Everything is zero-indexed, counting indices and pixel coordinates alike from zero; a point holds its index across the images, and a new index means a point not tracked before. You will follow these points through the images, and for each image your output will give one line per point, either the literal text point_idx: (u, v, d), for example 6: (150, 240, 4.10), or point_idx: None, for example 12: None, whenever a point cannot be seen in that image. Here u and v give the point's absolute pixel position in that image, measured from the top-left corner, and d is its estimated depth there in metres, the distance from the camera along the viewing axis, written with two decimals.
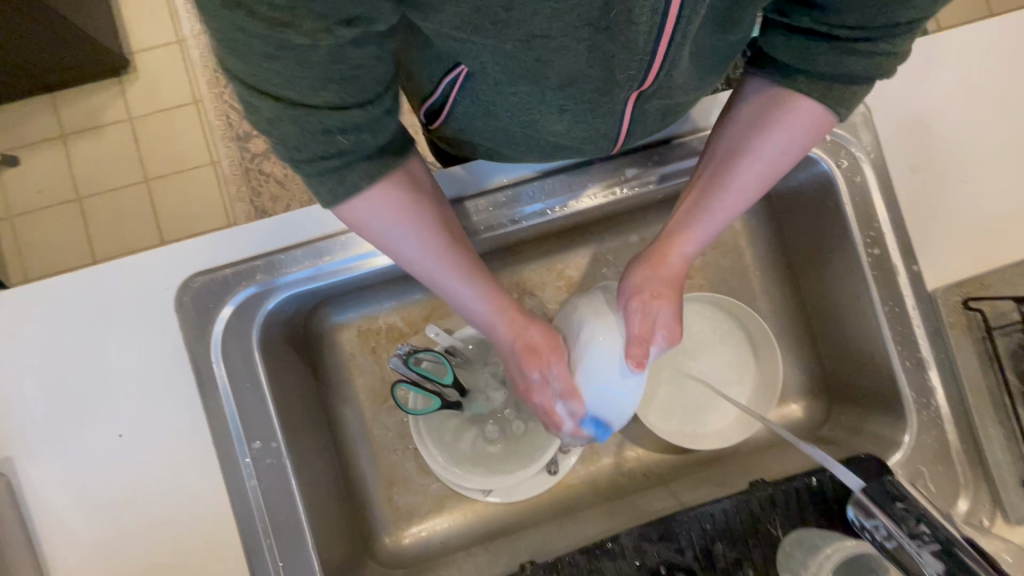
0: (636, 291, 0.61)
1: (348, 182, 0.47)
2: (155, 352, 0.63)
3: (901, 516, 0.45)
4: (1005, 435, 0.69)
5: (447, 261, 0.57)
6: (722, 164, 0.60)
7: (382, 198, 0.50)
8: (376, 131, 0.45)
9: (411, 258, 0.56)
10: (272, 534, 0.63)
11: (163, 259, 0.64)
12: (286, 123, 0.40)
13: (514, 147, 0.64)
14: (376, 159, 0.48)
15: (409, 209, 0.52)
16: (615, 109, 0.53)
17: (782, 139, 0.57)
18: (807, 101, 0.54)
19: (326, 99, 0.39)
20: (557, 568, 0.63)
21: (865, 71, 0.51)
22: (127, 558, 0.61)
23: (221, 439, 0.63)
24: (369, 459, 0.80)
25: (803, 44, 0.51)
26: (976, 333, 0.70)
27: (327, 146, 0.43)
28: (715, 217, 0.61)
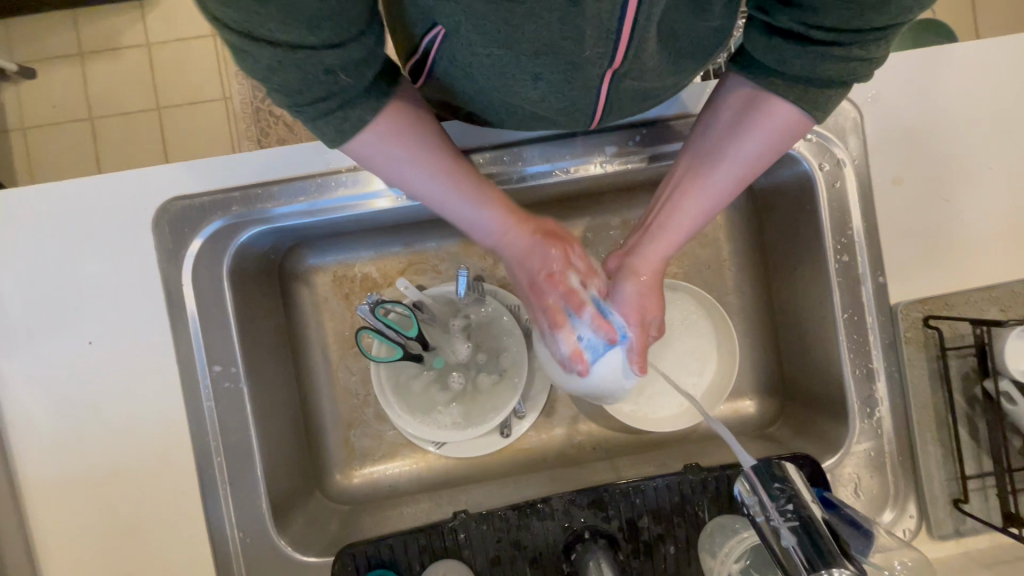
0: (625, 295, 0.64)
1: (351, 122, 0.49)
2: (128, 270, 0.66)
3: (775, 495, 0.47)
4: (942, 453, 0.70)
5: (459, 175, 0.58)
6: (700, 163, 0.61)
7: (385, 123, 0.52)
8: (370, 63, 0.46)
9: (426, 185, 0.57)
10: (222, 453, 0.66)
11: (143, 180, 0.66)
12: (287, 68, 0.42)
13: (494, 113, 0.65)
14: (371, 103, 0.50)
15: (413, 126, 0.54)
16: (590, 86, 0.54)
17: (759, 142, 0.58)
18: (782, 104, 0.55)
19: (320, 39, 0.40)
20: (488, 519, 0.67)
21: (838, 73, 0.51)
22: (86, 458, 0.65)
23: (183, 359, 0.66)
24: (331, 399, 0.84)
25: (781, 45, 0.52)
26: (932, 351, 0.70)
27: (327, 86, 0.45)
28: (693, 217, 0.63)
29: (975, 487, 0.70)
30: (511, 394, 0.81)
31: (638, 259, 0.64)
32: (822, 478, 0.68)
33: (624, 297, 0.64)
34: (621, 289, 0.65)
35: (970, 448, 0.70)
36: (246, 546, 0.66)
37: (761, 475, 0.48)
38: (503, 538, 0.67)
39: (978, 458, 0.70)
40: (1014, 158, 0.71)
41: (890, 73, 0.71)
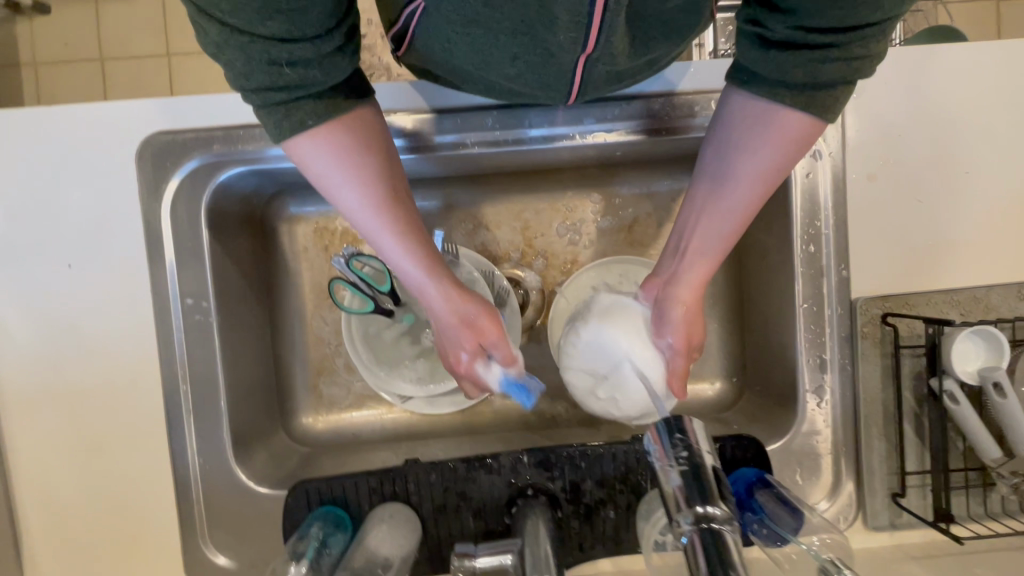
0: (674, 325, 0.63)
1: (292, 117, 0.46)
2: (111, 199, 0.68)
3: (674, 445, 0.38)
4: (886, 448, 0.72)
5: (384, 213, 0.51)
6: (718, 186, 0.58)
7: (327, 135, 0.48)
8: (331, 73, 0.45)
9: (346, 203, 0.51)
10: (189, 382, 0.69)
11: (130, 112, 0.67)
12: (233, 49, 0.41)
13: (473, 86, 0.66)
14: (320, 107, 0.46)
15: (364, 148, 0.49)
16: (564, 69, 0.56)
17: (774, 153, 0.54)
18: (791, 115, 0.52)
19: (269, 30, 0.40)
20: (438, 469, 0.69)
21: (841, 75, 0.49)
22: (59, 374, 0.68)
23: (157, 288, 0.68)
24: (303, 346, 0.86)
25: (781, 56, 0.49)
26: (887, 348, 0.71)
27: (273, 78, 0.43)
28: (722, 237, 0.59)
29: (915, 484, 0.72)
30: None
31: (675, 285, 0.62)
32: (764, 460, 0.70)
33: (673, 328, 0.63)
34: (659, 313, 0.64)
35: (913, 445, 0.71)
36: (206, 473, 0.70)
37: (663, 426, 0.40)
38: (450, 488, 0.69)
39: (920, 456, 0.71)
40: (992, 166, 0.71)
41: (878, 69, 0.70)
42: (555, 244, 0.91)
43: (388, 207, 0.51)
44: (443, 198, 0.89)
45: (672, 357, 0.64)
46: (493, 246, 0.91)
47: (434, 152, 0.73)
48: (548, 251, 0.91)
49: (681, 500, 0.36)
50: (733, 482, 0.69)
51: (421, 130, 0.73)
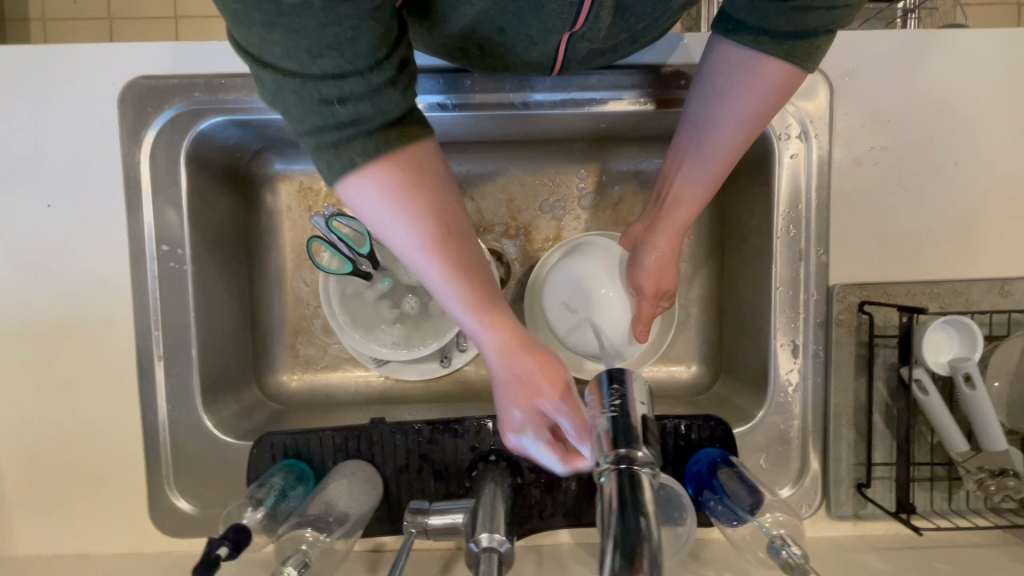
0: (648, 268, 0.70)
1: (341, 161, 0.42)
2: (92, 142, 0.68)
3: (609, 392, 0.40)
4: (855, 438, 0.71)
5: (437, 254, 0.46)
6: (699, 134, 0.61)
7: (381, 176, 0.43)
8: (385, 106, 0.41)
9: (399, 242, 0.46)
10: (161, 329, 0.70)
11: (115, 56, 0.67)
12: (287, 94, 0.39)
13: (461, 59, 0.66)
14: (373, 145, 0.42)
15: (420, 184, 0.44)
16: (548, 45, 0.58)
17: (754, 102, 0.57)
18: (771, 63, 0.54)
19: (322, 66, 0.37)
20: (402, 429, 0.70)
21: (823, 24, 0.51)
22: (34, 314, 0.69)
23: (134, 233, 0.69)
24: (282, 305, 0.87)
25: (765, 4, 0.51)
26: (862, 337, 0.70)
27: (326, 119, 0.40)
28: (704, 183, 0.63)
29: (882, 476, 0.71)
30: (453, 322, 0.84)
31: (656, 229, 0.68)
32: (729, 442, 0.70)
33: (647, 270, 0.70)
34: (638, 263, 0.70)
35: (882, 436, 0.71)
36: (173, 420, 0.70)
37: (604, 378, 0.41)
38: (413, 450, 0.70)
39: (888, 448, 0.71)
40: (982, 159, 0.70)
41: (871, 52, 0.69)
42: (539, 218, 0.91)
43: (445, 247, 0.46)
44: None
45: (642, 302, 0.72)
46: (477, 217, 0.90)
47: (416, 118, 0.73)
48: (532, 226, 0.91)
49: (607, 440, 0.36)
50: (696, 461, 0.69)
51: None
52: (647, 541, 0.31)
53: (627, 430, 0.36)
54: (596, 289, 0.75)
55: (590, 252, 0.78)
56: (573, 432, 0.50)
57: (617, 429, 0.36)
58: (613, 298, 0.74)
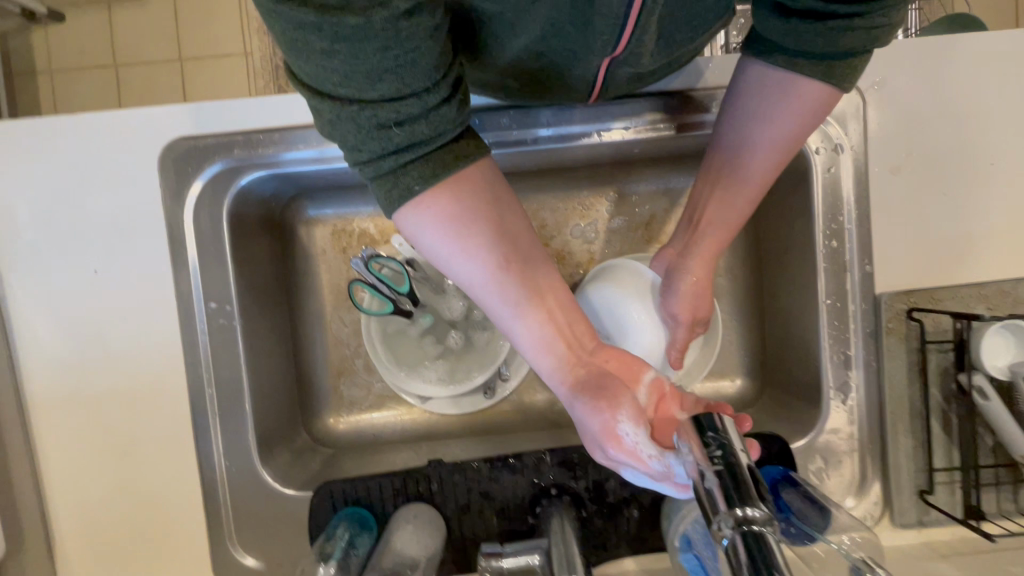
0: (681, 296, 0.68)
1: (401, 184, 0.41)
2: (135, 205, 0.69)
3: (708, 445, 0.39)
4: (913, 445, 0.71)
5: (503, 280, 0.46)
6: (732, 157, 0.60)
7: (441, 203, 0.43)
8: (441, 128, 0.40)
9: (463, 275, 0.46)
10: (214, 385, 0.70)
11: (152, 119, 0.68)
12: (345, 122, 0.38)
13: (494, 89, 0.66)
14: (430, 166, 0.41)
15: (478, 210, 0.44)
16: (589, 70, 0.57)
17: (791, 123, 0.56)
18: (809, 83, 0.53)
19: (382, 92, 0.37)
20: (460, 469, 0.70)
21: (861, 44, 0.49)
22: (88, 379, 0.69)
23: (182, 293, 0.69)
24: (323, 348, 0.87)
25: (800, 26, 0.49)
26: (912, 343, 0.70)
27: (385, 144, 0.39)
28: (740, 204, 0.62)
29: (943, 482, 0.70)
30: (496, 356, 0.84)
31: (689, 251, 0.66)
32: (787, 457, 0.70)
33: (679, 299, 0.68)
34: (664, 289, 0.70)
35: (941, 442, 0.70)
36: (232, 475, 0.70)
37: (696, 427, 0.40)
38: (473, 488, 0.70)
39: (948, 453, 0.70)
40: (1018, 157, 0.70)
41: (900, 60, 0.69)
42: (570, 243, 0.91)
43: (509, 269, 0.46)
44: None
45: (676, 331, 0.70)
46: None
47: None
48: (564, 250, 0.91)
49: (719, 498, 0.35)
50: None
51: None
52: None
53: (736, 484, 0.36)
54: (625, 313, 0.73)
55: (614, 274, 0.78)
56: (663, 460, 0.44)
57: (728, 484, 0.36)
58: (643, 321, 0.72)
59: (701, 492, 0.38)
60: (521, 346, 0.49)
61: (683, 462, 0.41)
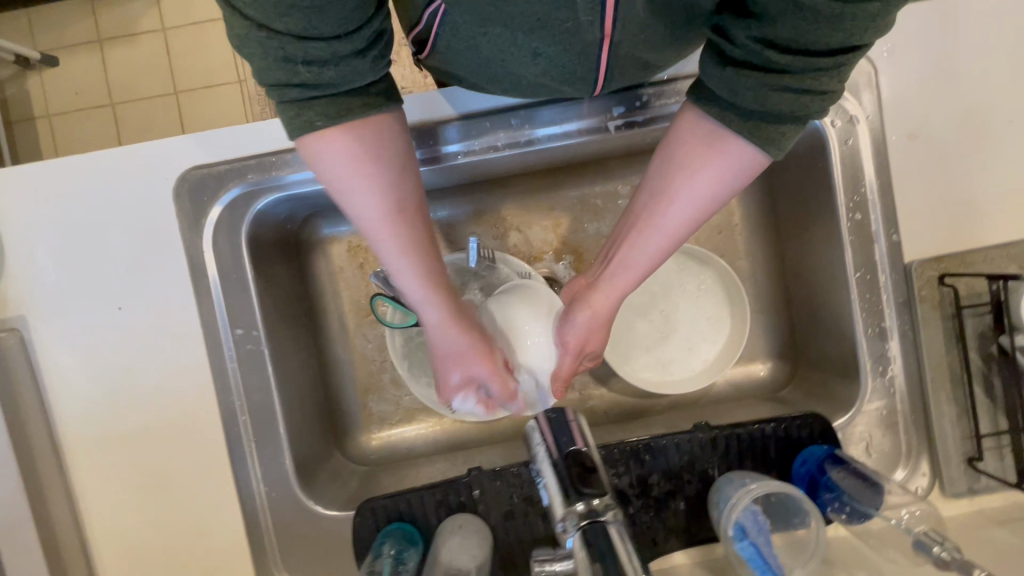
0: (575, 329, 0.61)
1: (303, 118, 0.44)
2: (153, 239, 0.68)
3: (562, 434, 0.38)
4: (957, 412, 0.69)
5: (394, 226, 0.50)
6: (651, 203, 0.55)
7: (344, 139, 0.45)
8: (349, 78, 0.42)
9: (356, 210, 0.49)
10: (247, 412, 0.70)
11: (164, 152, 0.68)
12: (251, 44, 0.39)
13: (498, 85, 0.63)
14: (333, 110, 0.44)
15: (376, 159, 0.47)
16: (588, 52, 0.53)
17: (714, 180, 0.52)
18: (740, 143, 0.50)
19: (289, 27, 0.37)
20: (500, 475, 0.69)
21: (790, 109, 0.46)
22: (120, 417, 0.69)
23: (208, 323, 0.69)
24: (349, 365, 0.86)
25: (734, 76, 0.46)
26: (947, 310, 0.69)
27: (290, 75, 0.41)
28: (648, 256, 0.57)
29: (992, 447, 0.69)
30: None
31: (595, 287, 0.60)
32: (832, 435, 0.68)
33: (575, 329, 0.61)
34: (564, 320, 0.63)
35: (987, 407, 0.69)
36: (273, 501, 0.70)
37: (552, 418, 0.39)
38: (517, 494, 0.69)
39: (994, 418, 0.69)
40: None
41: (908, 25, 0.68)
42: (587, 238, 0.90)
43: (400, 220, 0.50)
44: (471, 207, 0.89)
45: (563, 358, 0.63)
46: (526, 247, 0.90)
47: (458, 158, 0.72)
48: (581, 247, 0.90)
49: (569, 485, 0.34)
50: (802, 462, 0.68)
51: (443, 138, 0.72)
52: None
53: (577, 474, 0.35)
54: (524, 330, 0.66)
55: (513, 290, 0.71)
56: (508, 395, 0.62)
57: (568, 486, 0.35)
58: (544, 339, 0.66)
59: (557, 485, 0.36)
60: (399, 288, 0.54)
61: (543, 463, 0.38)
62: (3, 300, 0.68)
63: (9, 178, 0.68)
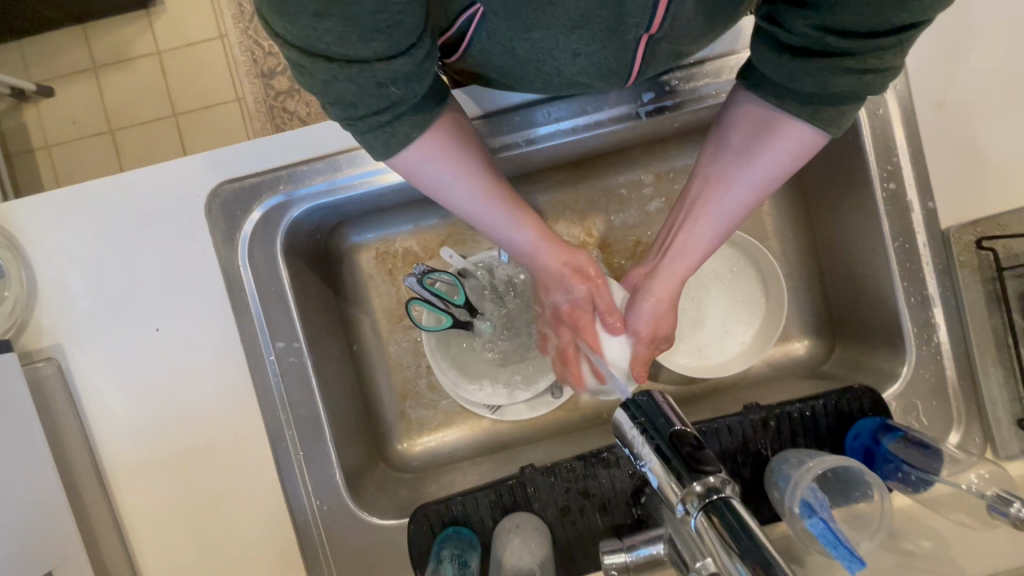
0: (642, 316, 0.63)
1: (398, 135, 0.48)
2: (187, 257, 0.68)
3: (657, 420, 0.39)
4: (1004, 374, 0.69)
5: (491, 198, 0.57)
6: (706, 188, 0.58)
7: (434, 145, 0.51)
8: (421, 82, 0.45)
9: (461, 202, 0.57)
10: (293, 425, 0.69)
11: (192, 169, 0.67)
12: (342, 82, 0.41)
13: (528, 85, 0.61)
14: (418, 119, 0.49)
15: (459, 149, 0.53)
16: (625, 48, 0.52)
17: (770, 164, 0.54)
18: (797, 126, 0.51)
19: (373, 52, 0.39)
20: (554, 471, 0.68)
21: (852, 88, 0.46)
22: (165, 439, 0.68)
23: (248, 338, 0.68)
24: (385, 373, 0.85)
25: (791, 62, 0.47)
26: (986, 273, 0.69)
27: (380, 100, 0.44)
28: (708, 238, 0.60)
29: None
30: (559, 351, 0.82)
31: (654, 276, 0.63)
32: (882, 407, 0.68)
33: (643, 317, 0.63)
34: (628, 311, 0.65)
35: None
36: (325, 514, 0.69)
37: (644, 407, 0.40)
38: (572, 488, 0.68)
39: None
40: None
41: None
42: (614, 228, 0.90)
43: (495, 191, 0.57)
44: None
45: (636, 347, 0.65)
46: None
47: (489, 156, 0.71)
48: (608, 238, 0.90)
49: (683, 473, 0.36)
50: (856, 436, 0.68)
51: None
52: (773, 558, 0.32)
53: (686, 459, 0.37)
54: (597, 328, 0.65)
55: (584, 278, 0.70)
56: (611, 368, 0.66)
57: (679, 463, 0.37)
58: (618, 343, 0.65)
59: (661, 472, 0.38)
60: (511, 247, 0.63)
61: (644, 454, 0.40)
62: (38, 330, 0.67)
63: (36, 205, 0.67)
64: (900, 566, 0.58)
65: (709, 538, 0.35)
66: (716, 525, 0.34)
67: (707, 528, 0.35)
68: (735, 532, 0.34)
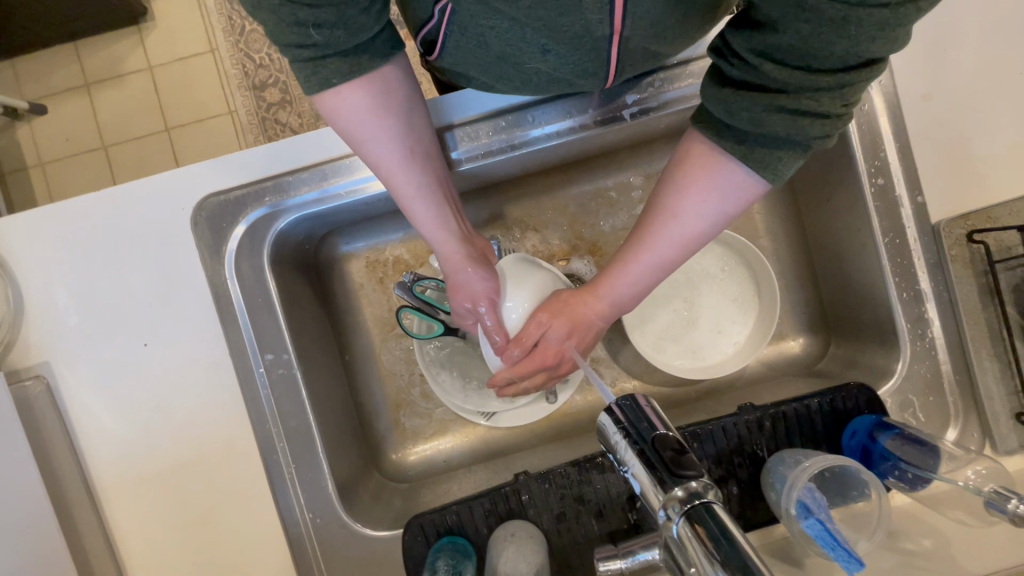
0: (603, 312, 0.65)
1: (321, 75, 0.48)
2: (173, 271, 0.67)
3: (638, 423, 0.39)
4: (1001, 368, 0.68)
5: (411, 163, 0.56)
6: (644, 226, 0.56)
7: (360, 93, 0.51)
8: (355, 33, 0.46)
9: (374, 156, 0.55)
10: (284, 438, 0.68)
11: (177, 182, 0.67)
12: (264, 10, 0.43)
13: (508, 84, 0.61)
14: (346, 66, 0.48)
15: (385, 104, 0.53)
16: (598, 49, 0.52)
17: (706, 205, 0.52)
18: (736, 168, 0.49)
19: None
20: (548, 478, 0.68)
21: (787, 131, 0.44)
22: (154, 455, 0.67)
23: (237, 351, 0.68)
24: (378, 383, 0.85)
25: (732, 96, 0.45)
26: (978, 267, 0.68)
27: (301, 38, 0.45)
28: (635, 282, 0.58)
29: None
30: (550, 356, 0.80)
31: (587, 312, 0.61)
32: (878, 404, 0.68)
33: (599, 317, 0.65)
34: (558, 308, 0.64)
35: None
36: (318, 527, 0.68)
37: (626, 410, 0.40)
38: (567, 494, 0.67)
39: None
40: None
41: None
42: (604, 231, 0.89)
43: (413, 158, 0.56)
44: (486, 211, 0.88)
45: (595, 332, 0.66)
46: (544, 246, 0.89)
47: (474, 161, 0.71)
48: (599, 241, 0.89)
49: (668, 482, 0.36)
50: (853, 434, 0.67)
51: (455, 142, 0.70)
52: (755, 560, 0.31)
53: (668, 464, 0.36)
54: None
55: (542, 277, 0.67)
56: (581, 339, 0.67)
57: (662, 468, 0.36)
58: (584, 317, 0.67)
59: (643, 475, 0.37)
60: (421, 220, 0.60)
61: (626, 458, 0.39)
62: (27, 349, 0.67)
63: (22, 223, 0.67)
64: (899, 565, 0.57)
65: (693, 548, 0.34)
66: (699, 532, 0.34)
67: (688, 535, 0.34)
68: (716, 540, 0.33)
